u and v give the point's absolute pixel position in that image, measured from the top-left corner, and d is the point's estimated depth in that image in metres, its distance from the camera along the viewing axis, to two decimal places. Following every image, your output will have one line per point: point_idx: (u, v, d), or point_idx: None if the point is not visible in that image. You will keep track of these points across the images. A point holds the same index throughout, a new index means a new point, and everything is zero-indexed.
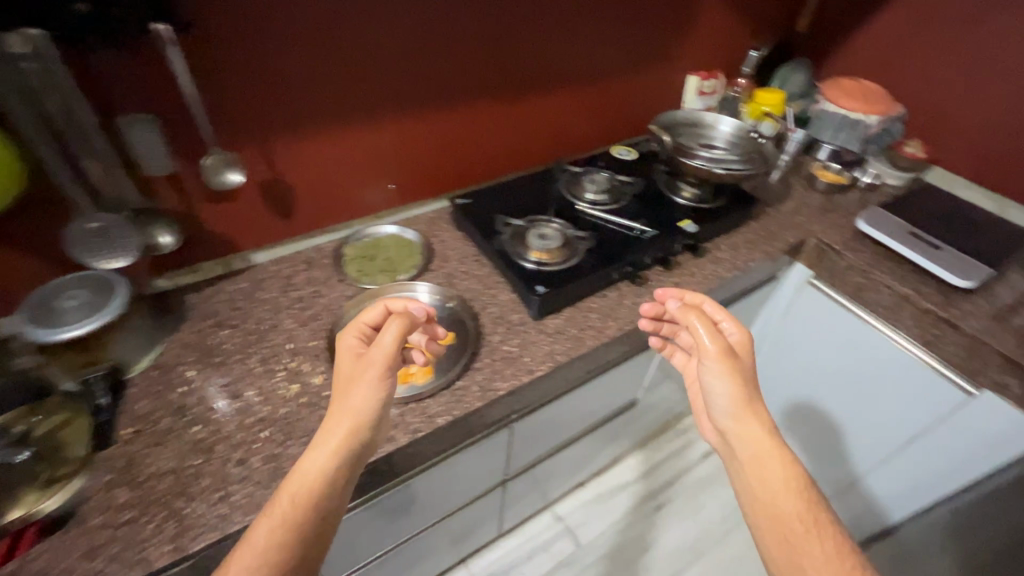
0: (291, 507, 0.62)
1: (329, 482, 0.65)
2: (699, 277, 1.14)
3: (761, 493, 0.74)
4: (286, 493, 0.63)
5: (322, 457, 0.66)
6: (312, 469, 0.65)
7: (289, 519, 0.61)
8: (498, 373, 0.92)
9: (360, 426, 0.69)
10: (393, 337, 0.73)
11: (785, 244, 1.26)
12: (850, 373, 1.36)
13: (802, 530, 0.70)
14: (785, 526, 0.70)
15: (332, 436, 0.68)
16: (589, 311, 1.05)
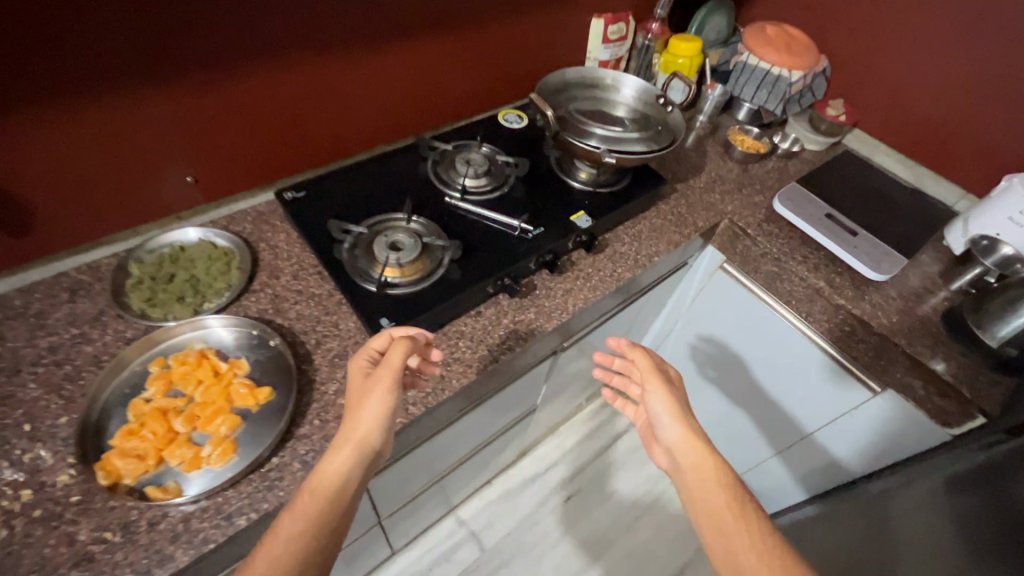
0: (311, 509, 0.56)
1: (347, 488, 0.59)
2: (594, 281, 0.96)
3: (708, 520, 0.63)
4: (303, 504, 0.57)
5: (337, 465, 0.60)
6: (329, 475, 0.59)
7: (297, 528, 0.55)
8: (329, 439, 0.71)
9: (373, 437, 0.62)
10: (399, 351, 0.66)
11: (696, 230, 1.10)
12: (756, 368, 1.25)
13: (751, 555, 0.58)
14: (732, 552, 0.59)
15: (347, 442, 0.62)
16: (458, 338, 0.84)
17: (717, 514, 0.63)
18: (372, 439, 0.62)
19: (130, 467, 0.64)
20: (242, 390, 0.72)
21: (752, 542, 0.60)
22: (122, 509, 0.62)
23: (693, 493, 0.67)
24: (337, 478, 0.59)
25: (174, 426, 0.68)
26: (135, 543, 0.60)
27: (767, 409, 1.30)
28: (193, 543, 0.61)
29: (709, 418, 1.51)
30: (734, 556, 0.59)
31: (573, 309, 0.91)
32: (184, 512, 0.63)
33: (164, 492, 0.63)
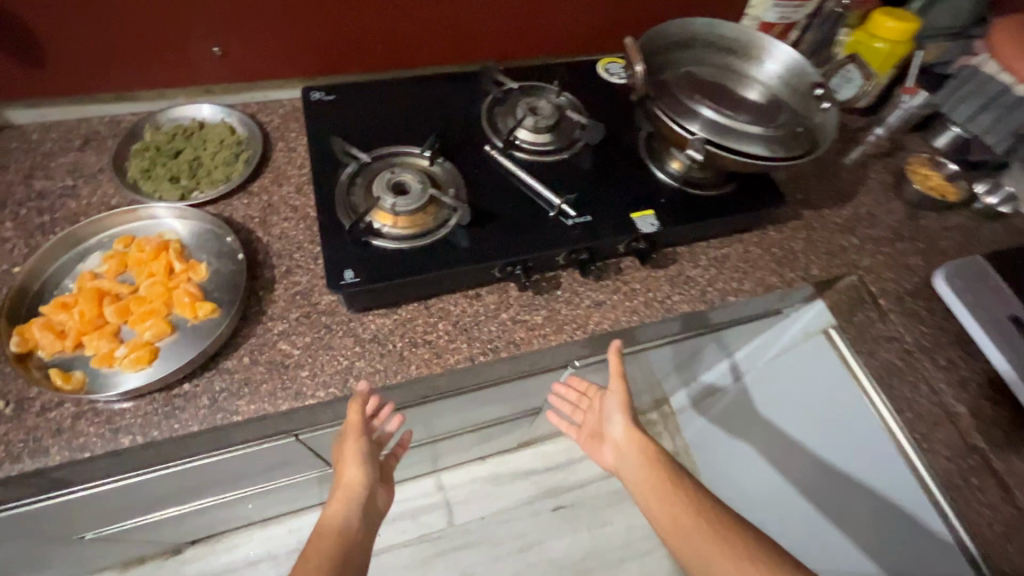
0: (321, 549, 0.55)
1: (351, 528, 0.59)
2: (634, 301, 0.75)
3: (650, 494, 0.63)
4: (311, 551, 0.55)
5: (333, 511, 0.60)
6: (326, 522, 0.59)
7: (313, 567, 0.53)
8: (249, 384, 0.62)
9: (360, 481, 0.63)
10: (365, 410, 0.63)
11: (804, 277, 0.81)
12: (822, 468, 0.95)
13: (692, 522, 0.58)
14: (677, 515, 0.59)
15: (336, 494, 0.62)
16: (438, 317, 0.69)
17: (657, 487, 0.63)
18: (357, 484, 0.63)
19: (46, 341, 0.59)
20: (185, 298, 0.64)
21: (692, 508, 0.59)
22: (25, 383, 0.58)
23: (638, 478, 0.65)
24: (337, 522, 0.59)
25: (105, 312, 0.62)
26: (20, 422, 0.56)
27: (822, 523, 1.00)
28: (70, 445, 0.56)
29: (751, 493, 1.25)
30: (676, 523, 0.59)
31: (593, 328, 0.72)
32: (78, 408, 0.58)
33: (66, 380, 0.58)
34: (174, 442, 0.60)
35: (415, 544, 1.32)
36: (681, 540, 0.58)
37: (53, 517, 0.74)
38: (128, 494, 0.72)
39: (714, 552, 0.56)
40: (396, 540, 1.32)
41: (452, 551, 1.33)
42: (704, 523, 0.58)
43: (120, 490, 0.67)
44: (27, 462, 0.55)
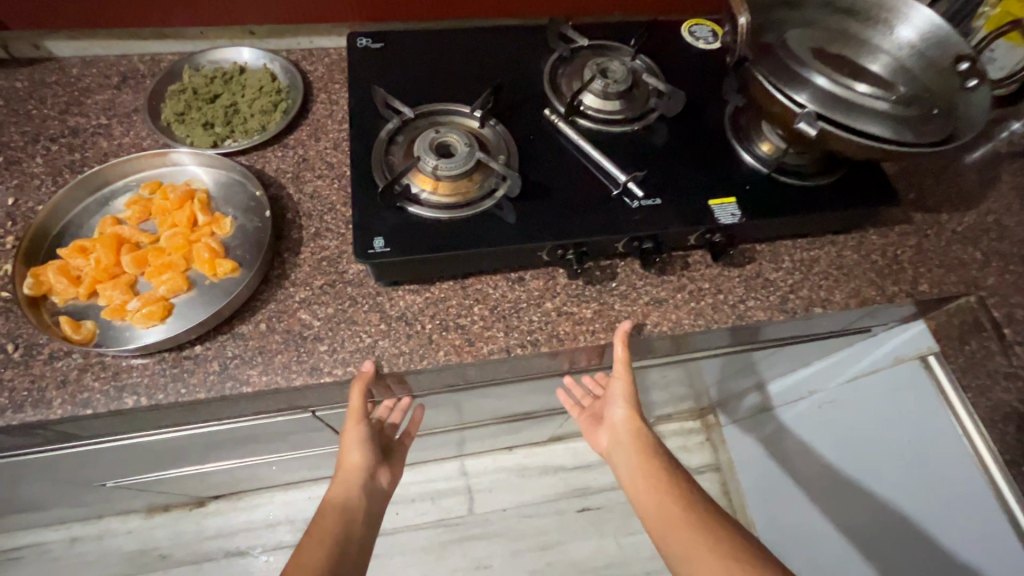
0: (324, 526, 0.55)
1: (352, 505, 0.58)
2: (701, 302, 0.64)
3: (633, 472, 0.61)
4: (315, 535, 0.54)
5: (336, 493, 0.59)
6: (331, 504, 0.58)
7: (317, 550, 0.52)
8: (263, 353, 0.56)
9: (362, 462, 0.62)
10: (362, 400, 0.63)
11: (909, 292, 0.68)
12: (905, 510, 0.85)
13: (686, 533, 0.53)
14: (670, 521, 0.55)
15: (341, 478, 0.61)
16: (474, 299, 0.62)
17: (646, 470, 0.60)
18: (359, 465, 0.62)
19: (60, 287, 0.56)
20: (204, 254, 0.59)
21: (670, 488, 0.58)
22: (36, 328, 0.55)
23: (636, 476, 0.61)
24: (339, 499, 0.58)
25: (122, 261, 0.58)
26: (26, 369, 0.53)
27: (894, 569, 0.90)
28: (73, 398, 0.52)
29: (805, 524, 1.13)
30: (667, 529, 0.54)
31: (650, 329, 0.62)
32: (85, 360, 0.54)
33: (76, 330, 0.55)
34: (180, 407, 0.55)
35: (432, 528, 1.28)
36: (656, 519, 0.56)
37: (70, 465, 0.73)
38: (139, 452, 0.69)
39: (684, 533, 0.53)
40: (414, 521, 1.28)
41: (470, 539, 1.28)
42: (698, 531, 0.53)
43: (129, 448, 0.64)
44: (29, 411, 0.52)
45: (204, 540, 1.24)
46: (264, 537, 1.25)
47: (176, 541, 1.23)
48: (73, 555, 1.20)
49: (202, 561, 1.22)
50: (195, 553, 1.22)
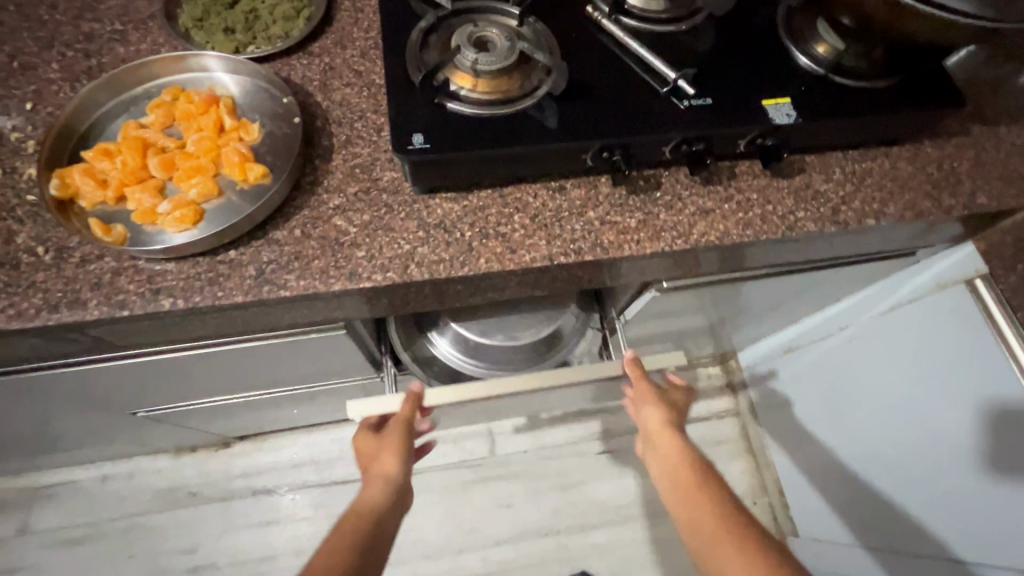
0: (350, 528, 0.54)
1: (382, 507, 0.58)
2: (750, 213, 0.61)
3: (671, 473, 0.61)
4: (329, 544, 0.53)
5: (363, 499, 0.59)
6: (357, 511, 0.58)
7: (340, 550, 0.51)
8: (299, 259, 0.54)
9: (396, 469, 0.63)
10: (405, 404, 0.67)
11: (966, 204, 0.65)
12: (947, 441, 0.85)
13: (737, 561, 0.49)
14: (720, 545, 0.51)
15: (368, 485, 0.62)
16: (514, 207, 0.59)
17: (686, 472, 0.60)
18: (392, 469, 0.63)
19: (87, 189, 0.54)
20: (234, 158, 0.56)
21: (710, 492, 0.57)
22: (65, 232, 0.53)
23: (675, 479, 0.60)
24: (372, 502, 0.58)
25: (149, 164, 0.56)
26: (58, 272, 0.52)
27: (918, 496, 0.91)
28: (109, 300, 0.51)
29: (830, 463, 1.13)
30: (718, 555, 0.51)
31: (697, 240, 0.59)
32: (117, 264, 0.52)
33: (106, 233, 0.53)
34: (217, 313, 0.54)
35: (455, 469, 1.29)
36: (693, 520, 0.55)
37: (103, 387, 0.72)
38: (174, 372, 0.68)
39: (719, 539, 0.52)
40: (436, 462, 1.30)
41: (493, 479, 1.29)
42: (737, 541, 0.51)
43: (168, 363, 0.63)
44: (65, 314, 0.50)
45: (232, 479, 1.25)
46: (290, 477, 1.26)
47: (204, 480, 1.25)
48: (105, 492, 1.22)
49: (230, 498, 1.24)
50: (223, 490, 1.24)
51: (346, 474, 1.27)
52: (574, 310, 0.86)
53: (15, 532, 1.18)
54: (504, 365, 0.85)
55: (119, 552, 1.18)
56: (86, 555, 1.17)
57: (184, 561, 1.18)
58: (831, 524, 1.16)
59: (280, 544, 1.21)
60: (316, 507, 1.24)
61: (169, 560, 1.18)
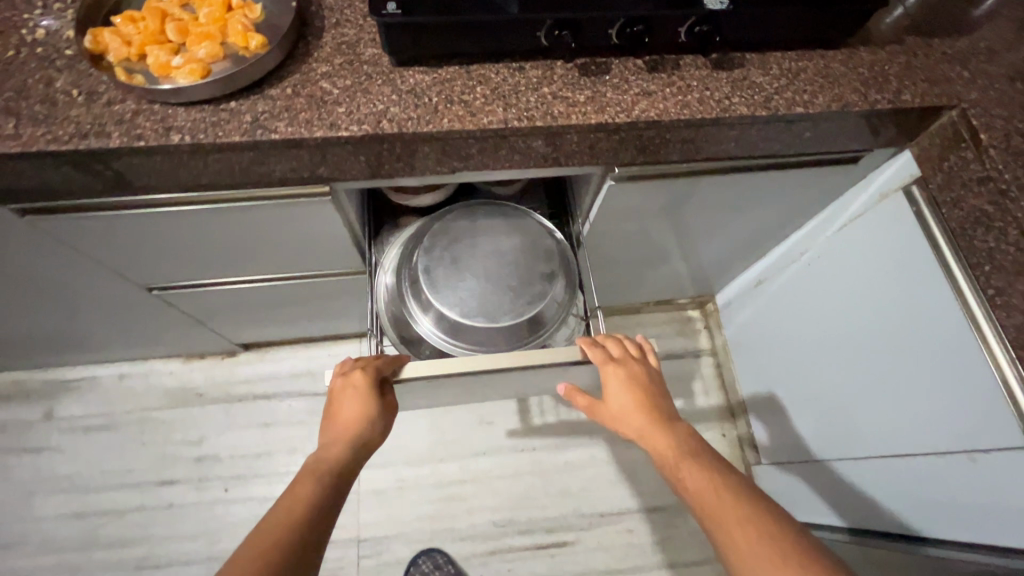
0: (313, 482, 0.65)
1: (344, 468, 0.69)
2: (689, 96, 0.69)
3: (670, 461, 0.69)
4: (298, 486, 0.64)
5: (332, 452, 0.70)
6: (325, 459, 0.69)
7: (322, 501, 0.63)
8: (289, 111, 0.64)
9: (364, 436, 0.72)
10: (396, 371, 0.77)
11: (892, 101, 0.72)
12: (883, 346, 0.91)
13: (744, 532, 0.58)
14: (729, 527, 0.59)
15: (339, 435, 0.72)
16: (477, 80, 0.67)
17: (684, 457, 0.68)
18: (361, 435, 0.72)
19: (114, 45, 0.64)
20: (238, 29, 0.66)
21: (709, 470, 0.65)
22: (96, 79, 0.63)
23: (678, 466, 0.68)
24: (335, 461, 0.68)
25: (166, 29, 0.66)
26: (88, 110, 0.62)
27: (861, 402, 0.98)
28: (129, 133, 0.61)
29: (788, 386, 1.19)
30: (722, 526, 0.60)
31: (637, 115, 0.67)
32: (137, 106, 0.62)
33: (128, 79, 0.63)
34: (218, 153, 0.64)
35: None
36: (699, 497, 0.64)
37: (122, 247, 0.82)
38: (183, 231, 0.78)
39: (722, 509, 0.61)
40: None
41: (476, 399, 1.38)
42: (740, 509, 0.60)
43: (177, 216, 0.74)
44: (93, 140, 0.60)
45: (235, 384, 1.37)
46: (288, 385, 1.37)
47: (211, 383, 1.36)
48: (122, 388, 1.34)
49: (233, 400, 1.35)
50: (227, 393, 1.35)
51: None
52: (558, 294, 0.89)
53: (42, 417, 1.30)
54: (485, 347, 0.86)
55: (133, 440, 1.29)
56: (104, 441, 1.29)
57: (190, 451, 1.29)
58: (789, 447, 1.22)
59: (276, 442, 1.32)
60: (310, 413, 1.35)
61: (177, 450, 1.29)
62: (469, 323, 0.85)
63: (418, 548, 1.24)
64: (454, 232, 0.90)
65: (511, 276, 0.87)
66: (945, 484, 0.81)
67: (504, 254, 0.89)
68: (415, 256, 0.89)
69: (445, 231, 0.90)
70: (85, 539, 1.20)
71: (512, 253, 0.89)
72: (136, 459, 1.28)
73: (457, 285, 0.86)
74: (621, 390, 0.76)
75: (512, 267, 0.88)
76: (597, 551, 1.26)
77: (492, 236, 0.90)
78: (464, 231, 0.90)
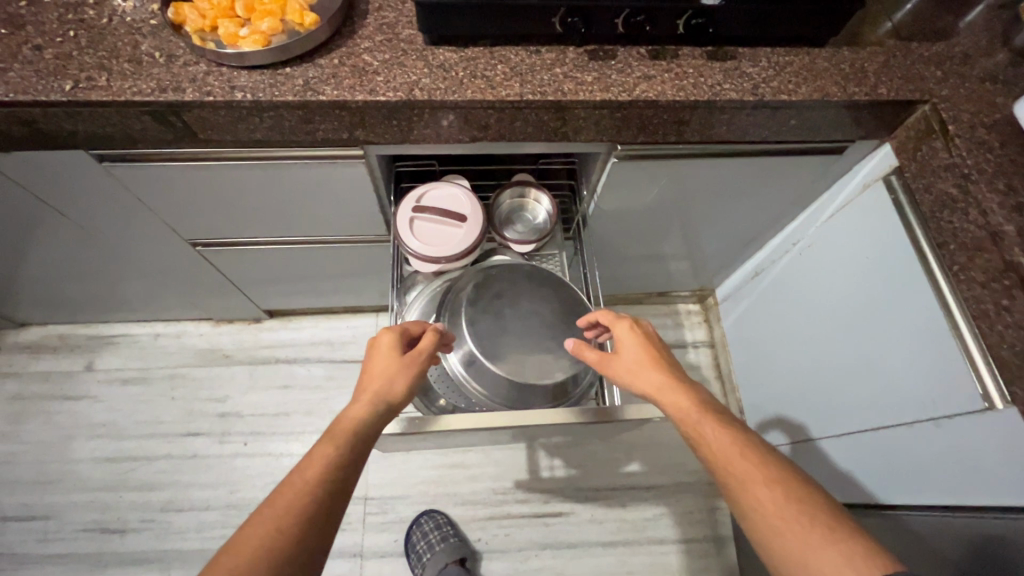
0: (328, 449, 0.66)
1: (364, 429, 0.69)
2: (684, 81, 0.78)
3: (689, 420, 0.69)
4: (316, 453, 0.66)
5: (355, 415, 0.69)
6: (346, 424, 0.69)
7: (336, 481, 0.64)
8: (335, 78, 0.74)
9: (389, 395, 0.71)
10: (431, 342, 0.75)
11: (869, 93, 0.80)
12: (864, 327, 0.97)
13: (771, 492, 0.61)
14: (755, 485, 0.62)
15: (364, 393, 0.71)
16: (498, 60, 0.77)
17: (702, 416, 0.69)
18: (388, 393, 0.71)
19: (192, 17, 0.75)
20: (297, 7, 0.76)
21: (727, 429, 0.68)
22: (174, 45, 0.75)
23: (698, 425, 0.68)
24: (353, 423, 0.68)
25: (236, 6, 0.76)
26: (167, 69, 0.73)
27: (844, 383, 1.04)
28: (200, 90, 0.72)
29: (781, 373, 1.25)
30: (748, 487, 0.62)
31: (638, 95, 0.76)
32: (207, 69, 0.73)
33: (202, 44, 0.74)
34: (272, 111, 0.74)
35: None
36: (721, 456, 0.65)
37: (178, 201, 0.93)
38: (234, 185, 0.89)
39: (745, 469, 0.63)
40: None
41: None
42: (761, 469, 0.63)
43: (228, 171, 0.85)
44: (170, 94, 0.71)
45: (260, 348, 1.46)
46: (308, 352, 1.47)
47: (237, 346, 1.46)
48: (157, 346, 1.44)
49: (257, 363, 1.44)
50: (252, 356, 1.45)
51: (355, 355, 1.47)
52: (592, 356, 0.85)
53: (82, 368, 1.41)
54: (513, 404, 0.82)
55: (164, 394, 1.39)
56: (137, 393, 1.39)
57: (215, 408, 1.39)
58: (779, 433, 1.27)
59: (293, 404, 1.40)
60: (327, 378, 1.44)
61: (203, 406, 1.39)
62: (494, 379, 0.81)
63: (421, 510, 1.31)
64: (494, 283, 0.87)
65: (544, 338, 0.84)
66: (912, 455, 0.87)
67: (542, 314, 0.86)
68: (456, 302, 0.85)
69: (489, 281, 0.87)
70: (114, 481, 1.30)
71: (550, 315, 0.86)
72: (166, 411, 1.37)
73: (495, 338, 0.82)
74: (634, 346, 0.77)
75: (549, 329, 0.85)
76: (590, 524, 1.31)
77: (531, 292, 0.87)
78: (504, 285, 0.87)
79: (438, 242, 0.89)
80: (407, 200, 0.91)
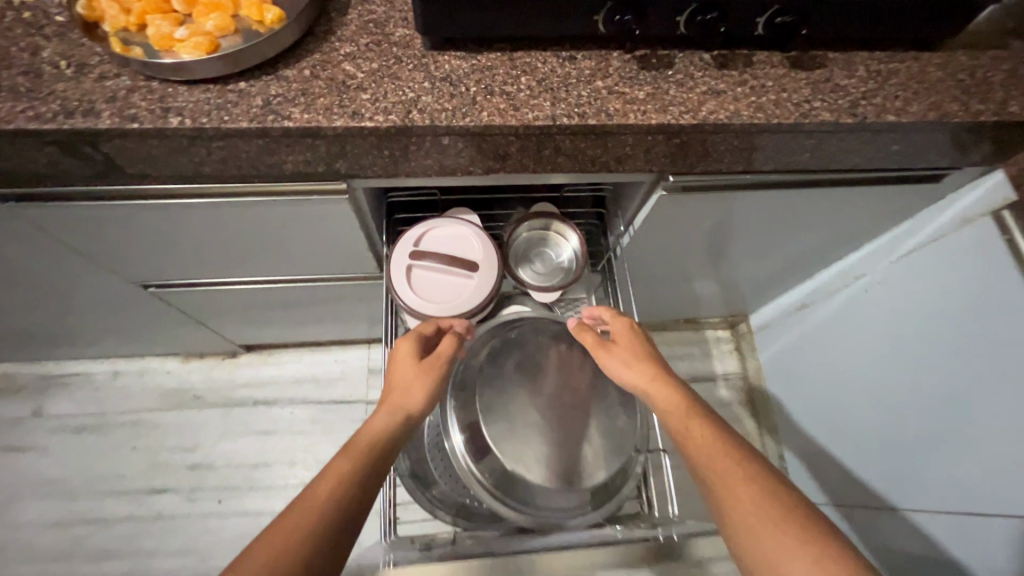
0: (343, 463, 0.54)
1: (386, 443, 0.58)
2: (762, 97, 0.60)
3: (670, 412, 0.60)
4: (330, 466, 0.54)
5: (375, 427, 0.59)
6: (365, 436, 0.58)
7: (355, 498, 0.52)
8: (305, 95, 0.55)
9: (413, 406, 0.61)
10: (452, 346, 0.65)
11: (997, 111, 0.62)
12: (959, 390, 0.81)
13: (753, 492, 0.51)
14: (730, 479, 0.53)
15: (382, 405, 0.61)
16: (521, 71, 0.59)
17: (684, 411, 0.59)
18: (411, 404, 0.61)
19: (111, 14, 0.56)
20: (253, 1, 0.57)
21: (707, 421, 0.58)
22: (88, 51, 0.56)
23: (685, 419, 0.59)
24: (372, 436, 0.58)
25: None
26: (77, 84, 0.54)
27: (924, 449, 0.88)
28: (121, 113, 0.53)
29: (835, 422, 1.09)
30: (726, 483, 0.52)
31: (705, 116, 0.58)
32: (133, 83, 0.55)
33: (125, 51, 0.55)
34: (222, 140, 0.55)
35: None
36: (698, 450, 0.56)
37: (114, 241, 0.74)
38: (182, 225, 0.70)
39: (724, 466, 0.54)
40: None
41: None
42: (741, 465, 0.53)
43: (173, 212, 0.67)
44: (79, 119, 0.52)
45: (236, 388, 1.28)
46: (290, 392, 1.29)
47: (209, 386, 1.28)
48: (117, 387, 1.26)
49: (232, 405, 1.27)
50: (226, 398, 1.27)
51: (345, 394, 1.29)
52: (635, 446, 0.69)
53: (30, 415, 1.22)
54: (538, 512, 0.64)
55: (125, 443, 1.22)
56: (94, 443, 1.21)
57: (184, 459, 1.21)
58: (832, 488, 1.11)
59: (275, 452, 1.23)
60: (313, 422, 1.26)
61: (171, 457, 1.21)
62: (521, 481, 0.64)
63: None
64: (514, 350, 0.70)
65: (577, 421, 0.67)
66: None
67: (574, 389, 0.68)
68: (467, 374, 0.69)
69: (509, 347, 0.70)
70: (69, 548, 1.13)
71: (584, 388, 0.69)
72: (127, 464, 1.20)
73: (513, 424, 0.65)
74: (632, 337, 0.67)
75: (581, 408, 0.68)
76: None
77: (560, 362, 0.70)
78: (526, 350, 0.70)
79: (442, 296, 0.72)
80: (402, 243, 0.73)
